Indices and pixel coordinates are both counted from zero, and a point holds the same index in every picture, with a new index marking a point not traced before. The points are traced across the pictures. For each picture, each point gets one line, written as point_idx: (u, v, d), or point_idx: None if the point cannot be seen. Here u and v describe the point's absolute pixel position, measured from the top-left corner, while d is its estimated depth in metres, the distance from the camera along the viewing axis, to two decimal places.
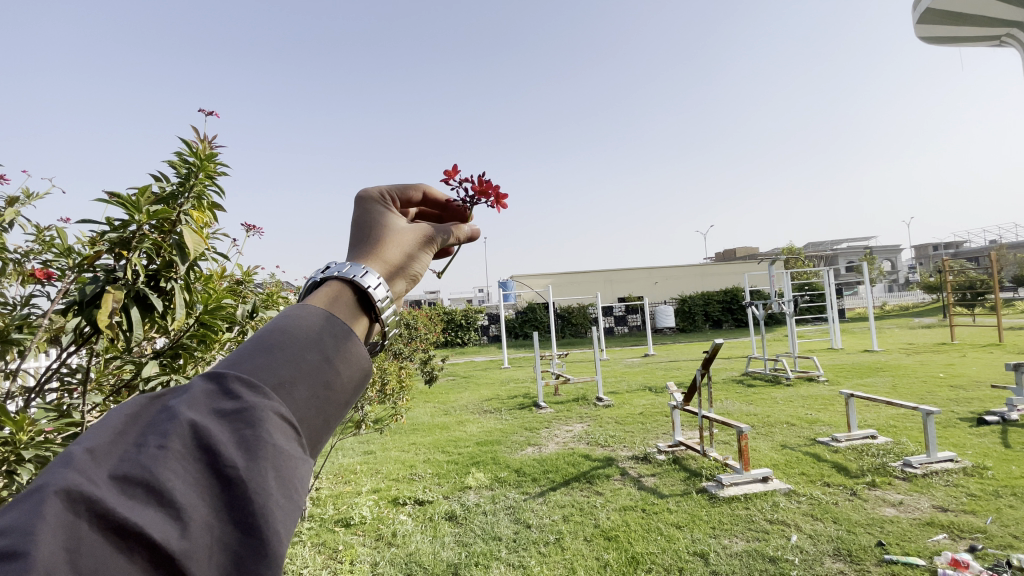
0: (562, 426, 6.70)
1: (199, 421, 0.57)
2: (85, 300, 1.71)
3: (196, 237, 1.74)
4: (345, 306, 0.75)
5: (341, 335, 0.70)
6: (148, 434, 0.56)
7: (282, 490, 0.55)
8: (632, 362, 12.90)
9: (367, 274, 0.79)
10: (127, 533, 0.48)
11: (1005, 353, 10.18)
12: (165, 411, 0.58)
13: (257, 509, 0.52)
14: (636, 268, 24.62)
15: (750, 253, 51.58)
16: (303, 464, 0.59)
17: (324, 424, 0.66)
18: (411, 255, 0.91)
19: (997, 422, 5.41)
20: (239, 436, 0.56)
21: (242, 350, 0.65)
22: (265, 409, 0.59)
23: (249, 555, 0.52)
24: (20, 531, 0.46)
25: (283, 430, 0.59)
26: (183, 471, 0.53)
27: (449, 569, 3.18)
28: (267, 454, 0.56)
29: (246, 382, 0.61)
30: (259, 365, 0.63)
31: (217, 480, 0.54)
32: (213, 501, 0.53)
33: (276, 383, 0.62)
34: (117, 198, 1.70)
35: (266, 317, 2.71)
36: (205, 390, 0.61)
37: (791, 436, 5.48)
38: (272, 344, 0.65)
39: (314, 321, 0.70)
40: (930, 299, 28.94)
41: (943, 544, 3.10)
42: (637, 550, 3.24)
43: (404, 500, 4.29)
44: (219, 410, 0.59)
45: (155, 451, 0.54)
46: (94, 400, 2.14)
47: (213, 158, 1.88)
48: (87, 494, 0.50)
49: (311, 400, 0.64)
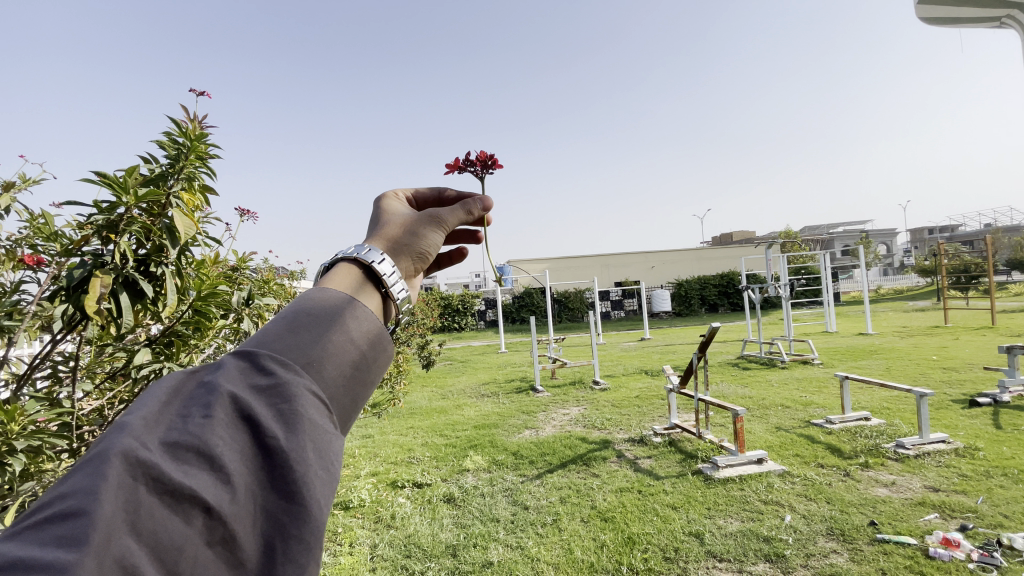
0: (559, 410, 6.75)
1: (237, 394, 0.55)
2: (72, 285, 1.68)
3: (186, 220, 1.70)
4: (355, 284, 0.72)
5: (362, 318, 0.68)
6: (190, 405, 0.54)
7: (319, 462, 0.54)
8: (628, 347, 12.98)
9: (371, 252, 0.77)
10: (177, 498, 0.47)
11: (997, 336, 10.30)
12: (205, 385, 0.56)
13: (299, 477, 0.51)
14: (632, 253, 24.63)
15: (746, 236, 51.54)
16: (335, 438, 0.58)
17: (352, 404, 0.64)
18: (418, 233, 0.88)
19: (989, 403, 5.48)
20: (277, 409, 0.55)
21: (270, 328, 0.63)
22: (298, 385, 0.57)
23: (291, 521, 0.50)
24: (85, 492, 0.45)
25: (316, 406, 0.57)
26: (229, 440, 0.51)
27: (448, 550, 3.21)
28: (306, 425, 0.54)
29: (278, 358, 0.59)
30: (289, 342, 0.61)
31: (257, 451, 0.52)
32: (256, 469, 0.52)
33: (307, 360, 0.60)
34: (104, 179, 1.65)
35: (262, 305, 2.70)
36: (239, 365, 0.59)
37: (785, 418, 5.54)
38: (300, 322, 0.63)
39: (338, 303, 0.68)
40: (926, 281, 29.03)
41: (934, 524, 3.16)
42: (634, 531, 3.28)
43: (402, 483, 4.32)
44: (255, 385, 0.57)
45: (198, 421, 0.52)
46: (83, 388, 2.12)
47: (203, 138, 1.83)
48: (143, 458, 0.48)
49: (340, 379, 0.62)
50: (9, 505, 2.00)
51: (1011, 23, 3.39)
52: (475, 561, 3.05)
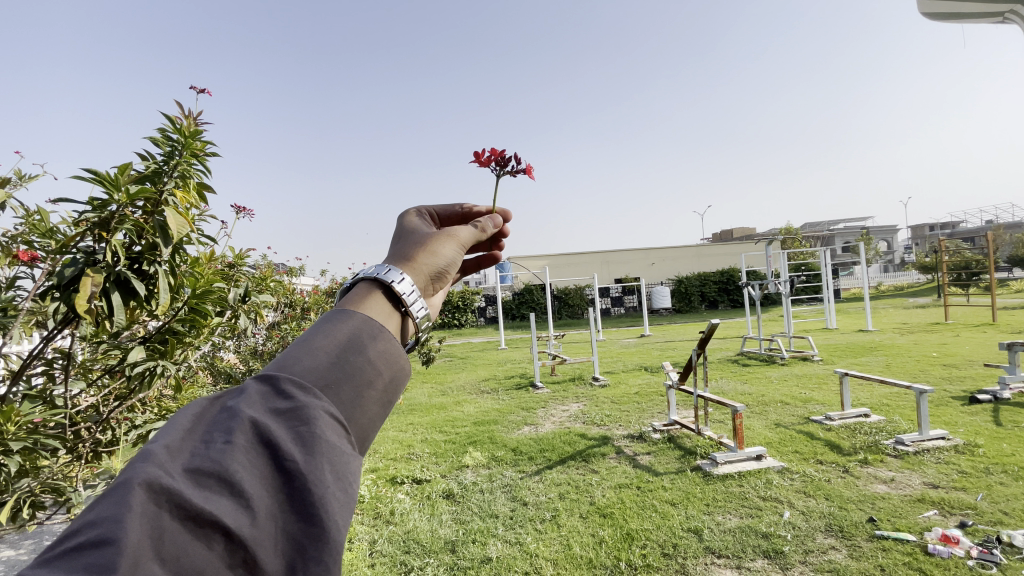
0: (558, 406, 6.74)
1: (258, 418, 0.54)
2: (63, 283, 1.67)
3: (179, 218, 1.68)
4: (376, 303, 0.71)
5: (381, 339, 0.66)
6: (212, 430, 0.53)
7: (338, 484, 0.53)
8: (627, 343, 12.98)
9: (391, 271, 0.75)
10: (200, 524, 0.47)
11: (998, 332, 10.28)
12: (226, 410, 0.55)
13: (317, 500, 0.50)
14: (632, 249, 24.61)
15: (747, 232, 51.53)
16: (353, 459, 0.57)
17: (371, 425, 0.63)
18: (438, 253, 0.87)
19: (989, 400, 5.47)
20: (296, 432, 0.54)
21: (289, 351, 0.62)
22: (317, 408, 0.56)
23: (312, 543, 0.49)
24: (109, 521, 0.44)
25: (335, 429, 0.56)
26: (249, 464, 0.51)
27: (446, 546, 3.21)
28: (324, 449, 0.53)
29: (298, 382, 0.58)
30: (309, 365, 0.60)
31: (277, 474, 0.51)
32: (276, 492, 0.51)
33: (326, 383, 0.59)
34: (95, 176, 1.63)
35: (258, 301, 2.68)
36: (260, 390, 0.58)
37: (785, 415, 5.53)
38: (319, 344, 0.62)
39: (356, 324, 0.66)
40: (926, 278, 28.99)
41: (934, 520, 3.15)
42: (633, 526, 3.27)
43: (402, 479, 4.32)
44: (275, 409, 0.56)
45: (220, 446, 0.51)
46: (78, 385, 2.11)
47: (197, 134, 1.81)
48: (167, 485, 0.48)
49: (358, 401, 0.60)
50: (6, 502, 2.00)
51: (1013, 17, 3.36)
52: (473, 556, 3.05)
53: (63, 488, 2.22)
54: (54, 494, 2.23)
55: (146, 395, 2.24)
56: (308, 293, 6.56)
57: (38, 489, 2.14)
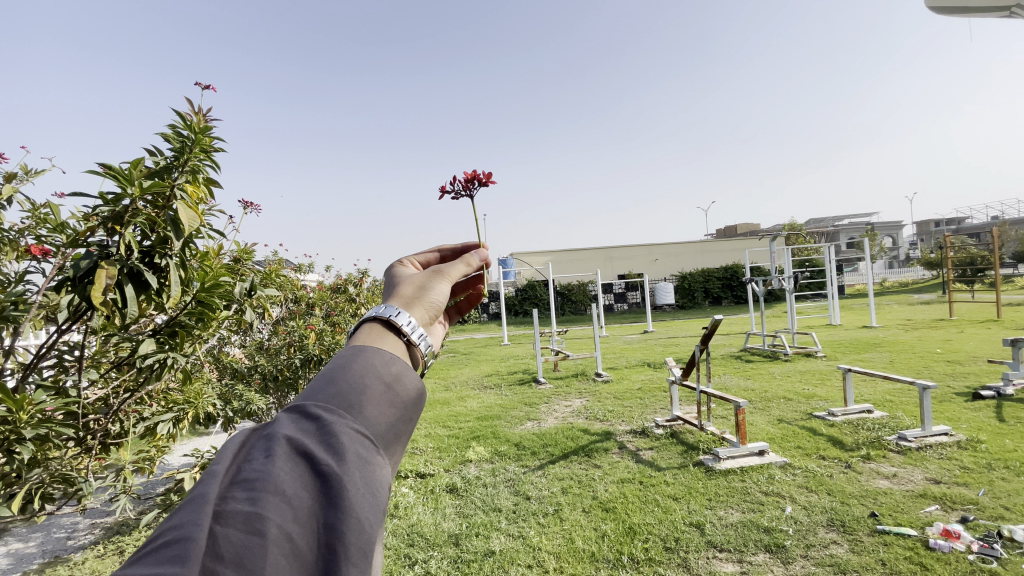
0: (561, 402, 6.76)
1: (292, 435, 0.56)
2: (78, 276, 1.69)
3: (190, 212, 1.69)
4: (376, 335, 0.72)
5: (392, 363, 0.68)
6: (253, 450, 0.56)
7: (368, 487, 0.54)
8: (630, 339, 13.00)
9: (389, 307, 0.77)
10: (250, 523, 0.48)
11: (1003, 329, 10.23)
12: (265, 433, 0.58)
13: (353, 496, 0.52)
14: (636, 245, 24.60)
15: (751, 228, 51.31)
16: (382, 467, 0.58)
17: (396, 438, 0.64)
18: (429, 287, 0.88)
19: (993, 396, 5.46)
20: (326, 442, 0.56)
21: (315, 380, 0.65)
22: (343, 422, 0.58)
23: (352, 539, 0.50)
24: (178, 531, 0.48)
25: (362, 439, 0.58)
26: (289, 474, 0.53)
27: (450, 539, 3.25)
28: (353, 454, 0.55)
29: (325, 404, 0.60)
30: (334, 389, 0.62)
31: (314, 479, 0.53)
32: (314, 496, 0.52)
33: (350, 403, 0.61)
34: (109, 171, 1.65)
35: (264, 295, 2.70)
36: (293, 414, 0.60)
37: (788, 411, 5.54)
38: (339, 372, 0.64)
39: (366, 352, 0.68)
40: (931, 274, 28.85)
41: (935, 515, 3.16)
42: (635, 521, 3.30)
43: (405, 473, 4.35)
44: (308, 427, 0.58)
45: (261, 460, 0.54)
46: (88, 377, 2.15)
47: (207, 130, 1.83)
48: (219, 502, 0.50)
49: (380, 416, 0.62)
50: (17, 492, 2.06)
51: (1021, 12, 3.35)
52: (477, 549, 3.08)
53: (74, 478, 2.26)
54: (65, 485, 2.27)
55: (155, 386, 2.28)
56: (313, 289, 6.61)
57: (49, 479, 2.19)
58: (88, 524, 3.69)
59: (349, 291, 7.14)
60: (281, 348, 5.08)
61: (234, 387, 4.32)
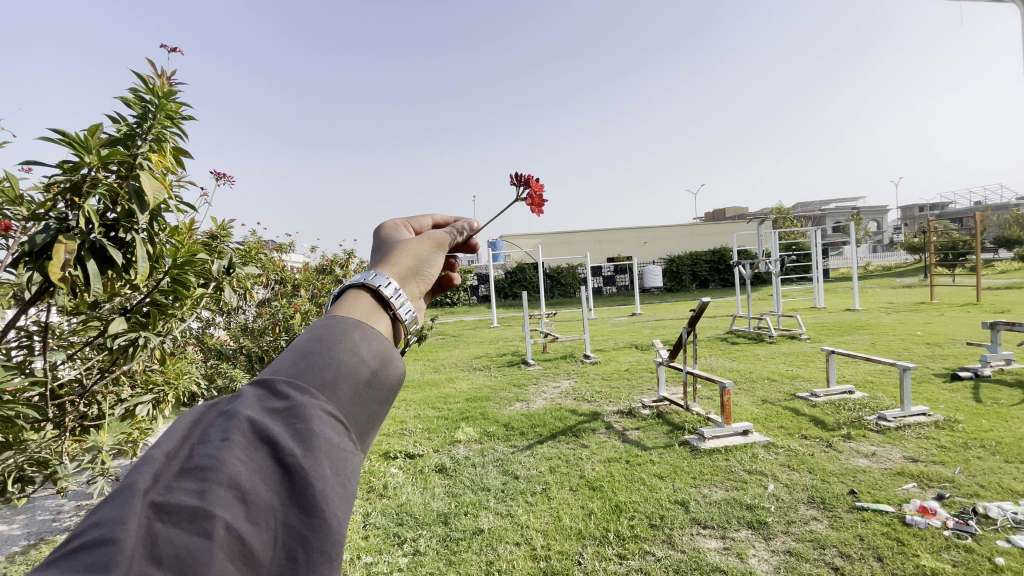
0: (549, 383, 6.81)
1: (254, 417, 0.53)
2: (35, 251, 1.61)
3: (156, 183, 1.61)
4: (365, 308, 0.70)
5: (372, 339, 0.65)
6: (209, 431, 0.53)
7: (337, 479, 0.52)
8: (618, 321, 13.09)
9: (376, 276, 0.75)
10: (196, 519, 0.46)
11: (982, 312, 10.50)
12: (224, 413, 0.54)
13: (318, 491, 0.49)
14: (626, 228, 24.64)
15: (739, 213, 51.69)
16: (353, 456, 0.56)
17: (370, 422, 0.62)
18: (414, 253, 0.85)
19: (970, 377, 5.61)
20: (293, 429, 0.53)
21: (283, 355, 0.61)
22: (313, 406, 0.55)
23: (312, 537, 0.48)
24: (111, 522, 0.44)
25: (333, 426, 0.55)
26: (248, 460, 0.50)
27: (439, 518, 3.26)
28: (323, 441, 0.52)
29: (293, 383, 0.57)
30: (305, 367, 0.59)
31: (277, 468, 0.51)
32: (275, 488, 0.50)
33: (322, 383, 0.58)
34: (64, 137, 1.57)
35: (242, 273, 2.62)
36: (257, 392, 0.57)
37: (772, 391, 5.63)
38: (310, 348, 0.61)
39: (349, 326, 0.65)
40: (913, 257, 29.48)
41: (912, 492, 3.26)
42: (621, 499, 3.35)
43: (394, 453, 4.36)
44: (271, 409, 0.55)
45: (216, 444, 0.50)
46: (56, 358, 2.08)
47: (171, 96, 1.75)
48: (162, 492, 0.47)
49: (354, 400, 0.59)
50: None
51: None
52: (466, 528, 3.10)
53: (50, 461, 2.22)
54: (41, 467, 2.23)
55: (129, 367, 2.22)
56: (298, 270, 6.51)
57: (25, 462, 2.13)
58: (73, 506, 3.66)
59: (336, 273, 7.05)
60: (266, 329, 5.03)
61: (218, 369, 4.26)
